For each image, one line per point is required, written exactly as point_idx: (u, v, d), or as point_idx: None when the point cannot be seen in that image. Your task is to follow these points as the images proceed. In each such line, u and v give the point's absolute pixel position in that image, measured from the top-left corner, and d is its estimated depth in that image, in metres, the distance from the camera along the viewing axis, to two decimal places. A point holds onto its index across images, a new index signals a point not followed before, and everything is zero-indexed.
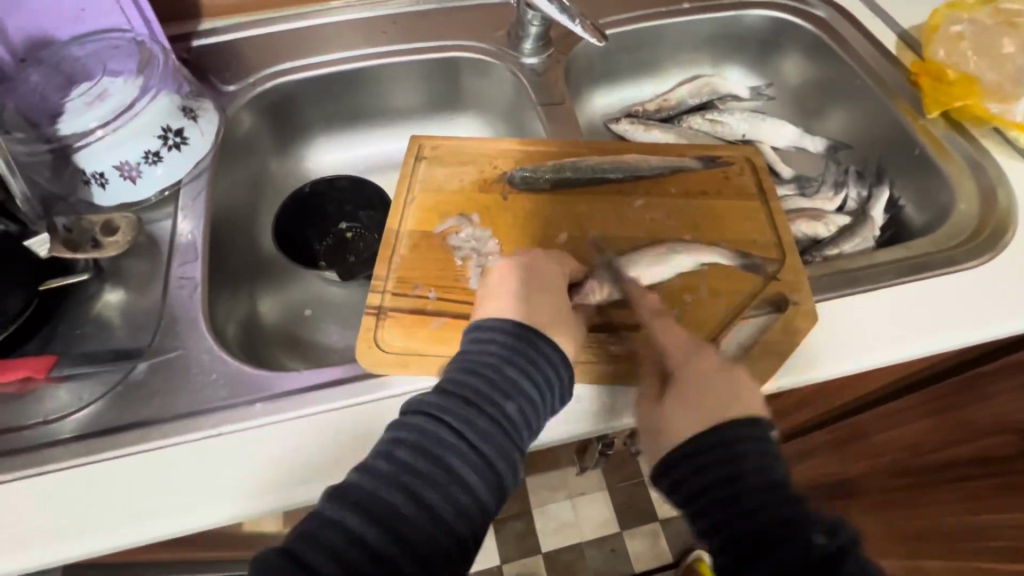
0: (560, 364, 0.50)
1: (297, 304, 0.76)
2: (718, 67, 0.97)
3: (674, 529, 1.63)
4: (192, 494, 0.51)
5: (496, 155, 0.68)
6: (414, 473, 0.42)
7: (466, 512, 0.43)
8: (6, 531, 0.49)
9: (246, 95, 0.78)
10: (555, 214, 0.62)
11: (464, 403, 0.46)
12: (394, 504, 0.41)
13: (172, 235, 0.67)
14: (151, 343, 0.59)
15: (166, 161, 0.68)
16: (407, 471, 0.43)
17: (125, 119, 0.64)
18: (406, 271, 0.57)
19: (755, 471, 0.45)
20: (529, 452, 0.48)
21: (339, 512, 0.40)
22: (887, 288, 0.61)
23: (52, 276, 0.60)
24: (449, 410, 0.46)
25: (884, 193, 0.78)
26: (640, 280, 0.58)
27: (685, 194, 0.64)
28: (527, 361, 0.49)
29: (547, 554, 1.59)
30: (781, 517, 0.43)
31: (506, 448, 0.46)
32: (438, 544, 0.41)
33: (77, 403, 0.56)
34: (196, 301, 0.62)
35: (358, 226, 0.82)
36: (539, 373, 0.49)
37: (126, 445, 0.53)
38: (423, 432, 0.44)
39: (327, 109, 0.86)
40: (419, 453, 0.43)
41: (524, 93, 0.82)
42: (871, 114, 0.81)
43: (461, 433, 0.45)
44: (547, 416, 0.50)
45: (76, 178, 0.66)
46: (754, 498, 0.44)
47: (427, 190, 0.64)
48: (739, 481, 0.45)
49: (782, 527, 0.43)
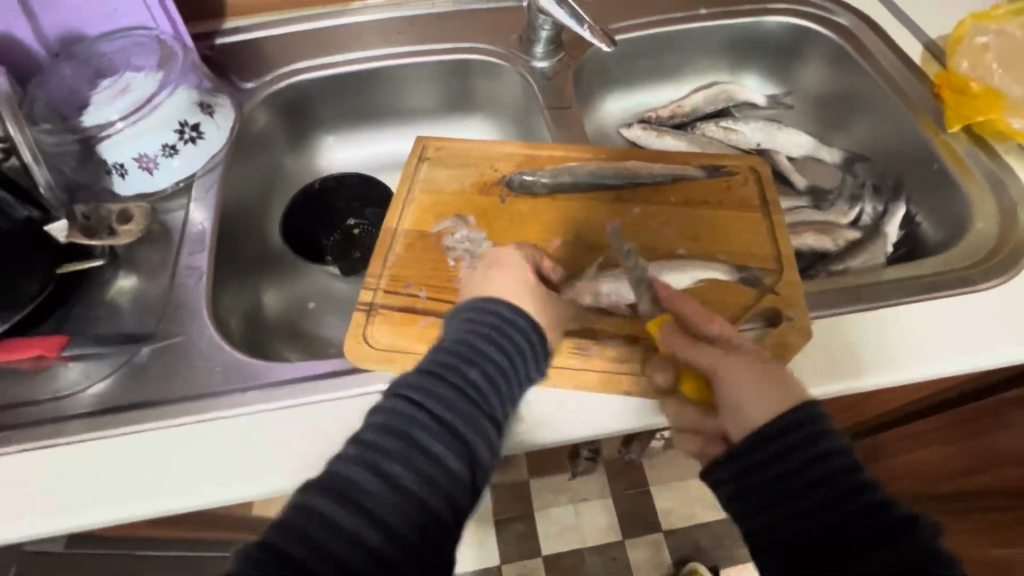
0: (529, 332, 0.52)
1: (302, 296, 0.79)
2: (736, 74, 0.95)
3: (678, 541, 1.61)
4: (177, 475, 0.52)
5: (498, 157, 0.68)
6: (380, 450, 0.43)
7: (435, 482, 0.43)
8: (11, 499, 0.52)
9: (261, 93, 0.80)
10: (551, 219, 0.62)
11: (430, 378, 0.47)
12: (366, 478, 0.42)
13: (184, 225, 0.70)
14: (156, 328, 0.62)
15: (182, 154, 0.71)
16: (377, 447, 0.43)
17: (143, 113, 0.68)
18: (399, 271, 0.59)
19: (811, 456, 0.45)
20: (502, 418, 0.49)
21: (311, 496, 0.41)
22: (894, 307, 0.58)
23: (71, 259, 0.64)
24: (418, 386, 0.47)
25: (900, 209, 0.75)
26: (631, 288, 0.57)
27: (686, 203, 0.63)
28: (492, 332, 0.50)
29: (547, 557, 1.59)
30: (843, 500, 0.43)
31: (473, 417, 0.46)
32: (406, 516, 0.42)
33: (84, 382, 0.59)
34: (201, 289, 0.65)
35: (365, 223, 0.83)
36: (505, 342, 0.50)
37: (122, 425, 0.55)
38: (388, 412, 0.45)
39: (341, 108, 0.88)
40: (390, 428, 0.44)
41: (532, 97, 0.83)
42: (890, 126, 0.79)
43: (429, 406, 0.46)
44: (521, 384, 0.51)
45: (99, 168, 0.70)
46: (816, 480, 0.44)
47: (427, 190, 0.65)
48: (833, 484, 0.44)
49: (848, 508, 0.43)
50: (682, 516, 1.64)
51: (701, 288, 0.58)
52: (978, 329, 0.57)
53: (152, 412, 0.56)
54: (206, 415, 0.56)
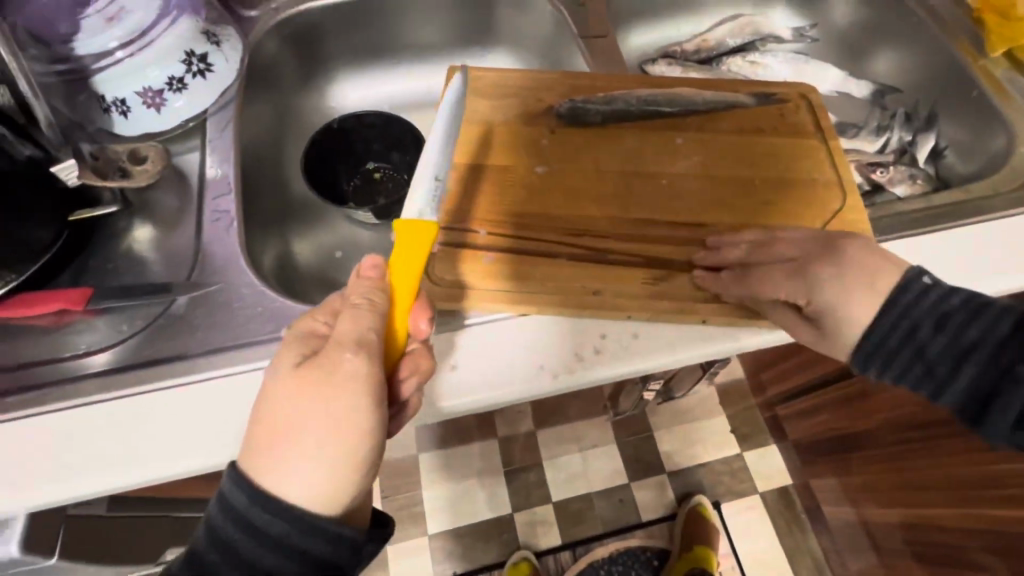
0: (302, 533, 0.39)
1: (328, 246, 0.74)
2: (760, 8, 0.95)
3: (684, 481, 1.49)
4: (206, 434, 0.49)
5: (541, 88, 0.64)
6: None
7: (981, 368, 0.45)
8: (41, 465, 0.47)
9: (268, 21, 0.73)
10: (605, 152, 0.59)
11: None
12: None
13: (200, 169, 0.65)
14: (188, 277, 0.56)
15: (190, 89, 0.65)
16: None
17: (149, 39, 0.61)
18: (453, 205, 0.55)
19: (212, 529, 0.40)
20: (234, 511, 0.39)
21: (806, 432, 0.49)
22: (961, 225, 0.58)
23: (79, 205, 0.57)
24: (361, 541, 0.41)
25: (929, 140, 0.77)
26: (682, 223, 0.54)
27: (740, 129, 0.61)
28: (266, 534, 0.39)
29: (556, 504, 1.44)
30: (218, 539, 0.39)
31: (224, 539, 0.39)
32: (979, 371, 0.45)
33: (115, 335, 0.53)
34: (231, 234, 0.59)
35: (388, 167, 0.79)
36: (244, 539, 0.39)
37: (170, 377, 0.51)
38: None
39: (349, 38, 0.80)
40: None
41: (562, 26, 0.78)
42: (923, 55, 0.79)
43: None
44: (267, 509, 0.39)
45: (96, 104, 0.63)
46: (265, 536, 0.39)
47: (470, 121, 0.61)
48: None
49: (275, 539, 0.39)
50: (686, 457, 1.51)
51: (771, 208, 0.56)
52: (1022, 252, 0.56)
53: (190, 365, 0.51)
54: (237, 369, 0.51)
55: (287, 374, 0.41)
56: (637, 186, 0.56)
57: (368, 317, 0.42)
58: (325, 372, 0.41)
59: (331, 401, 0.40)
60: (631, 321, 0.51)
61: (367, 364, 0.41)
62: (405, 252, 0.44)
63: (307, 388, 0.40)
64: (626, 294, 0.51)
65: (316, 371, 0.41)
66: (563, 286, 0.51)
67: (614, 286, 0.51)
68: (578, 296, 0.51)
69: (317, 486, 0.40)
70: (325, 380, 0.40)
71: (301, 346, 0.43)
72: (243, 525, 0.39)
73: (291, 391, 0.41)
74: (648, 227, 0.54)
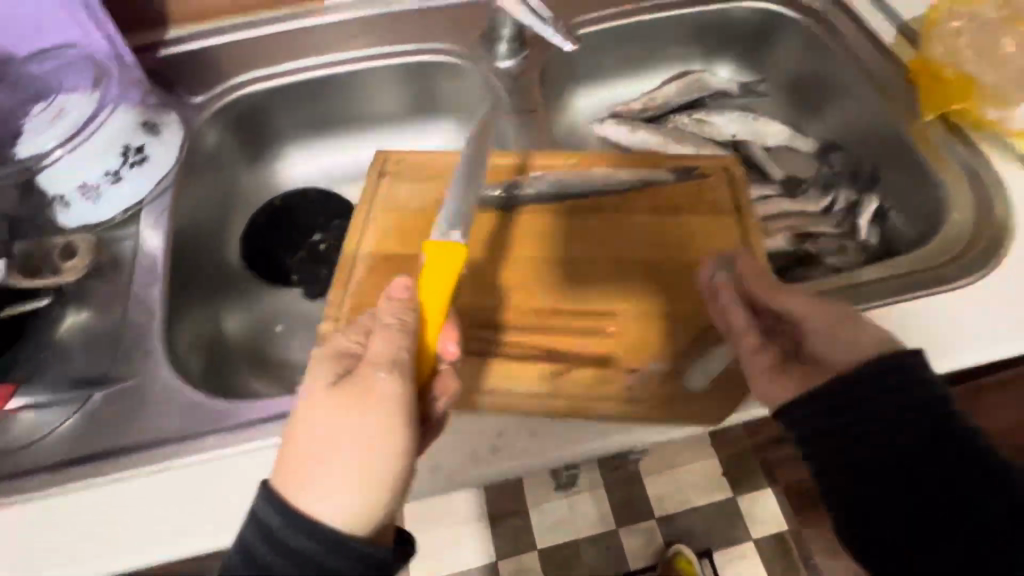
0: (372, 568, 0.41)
1: (266, 319, 0.76)
2: (708, 63, 0.93)
3: (673, 528, 1.44)
4: (105, 542, 0.48)
5: (461, 170, 0.65)
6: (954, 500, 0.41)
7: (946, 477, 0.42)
8: None
9: (209, 108, 0.76)
10: (517, 237, 0.59)
11: None
12: None
13: (134, 254, 0.66)
14: (110, 370, 0.58)
15: (127, 179, 0.67)
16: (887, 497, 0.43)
17: (83, 137, 0.64)
18: (361, 299, 0.56)
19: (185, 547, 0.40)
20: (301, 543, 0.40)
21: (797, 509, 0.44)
22: (874, 307, 0.57)
23: (12, 302, 0.59)
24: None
25: (872, 201, 0.75)
26: (585, 311, 0.54)
27: (655, 208, 0.61)
28: (258, 541, 0.40)
29: (540, 553, 1.41)
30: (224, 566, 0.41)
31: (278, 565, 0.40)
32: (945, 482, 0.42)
33: (31, 435, 0.53)
34: (154, 326, 0.60)
35: (331, 238, 0.79)
36: (257, 553, 0.39)
37: (75, 482, 0.50)
38: None
39: (294, 115, 0.83)
40: None
41: (497, 97, 0.79)
42: (864, 113, 0.78)
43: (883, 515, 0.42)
44: (276, 519, 0.40)
45: (40, 199, 0.66)
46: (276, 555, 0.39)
47: (388, 208, 0.62)
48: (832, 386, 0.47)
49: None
50: (674, 503, 1.46)
51: (681, 292, 0.55)
52: (943, 332, 0.55)
53: (90, 470, 0.50)
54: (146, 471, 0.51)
55: (324, 390, 0.43)
56: (544, 273, 0.56)
57: (397, 334, 0.42)
58: (357, 390, 0.42)
59: (369, 417, 0.41)
60: (525, 416, 0.50)
61: (399, 382, 0.42)
62: (435, 269, 0.45)
63: (336, 413, 0.41)
64: (523, 391, 0.50)
65: (349, 386, 0.42)
66: (461, 383, 0.51)
67: (511, 382, 0.51)
68: (476, 394, 0.50)
69: (345, 508, 0.41)
70: (360, 398, 0.41)
71: (333, 364, 0.44)
72: (272, 542, 0.40)
73: (329, 410, 0.41)
74: (550, 317, 0.54)
